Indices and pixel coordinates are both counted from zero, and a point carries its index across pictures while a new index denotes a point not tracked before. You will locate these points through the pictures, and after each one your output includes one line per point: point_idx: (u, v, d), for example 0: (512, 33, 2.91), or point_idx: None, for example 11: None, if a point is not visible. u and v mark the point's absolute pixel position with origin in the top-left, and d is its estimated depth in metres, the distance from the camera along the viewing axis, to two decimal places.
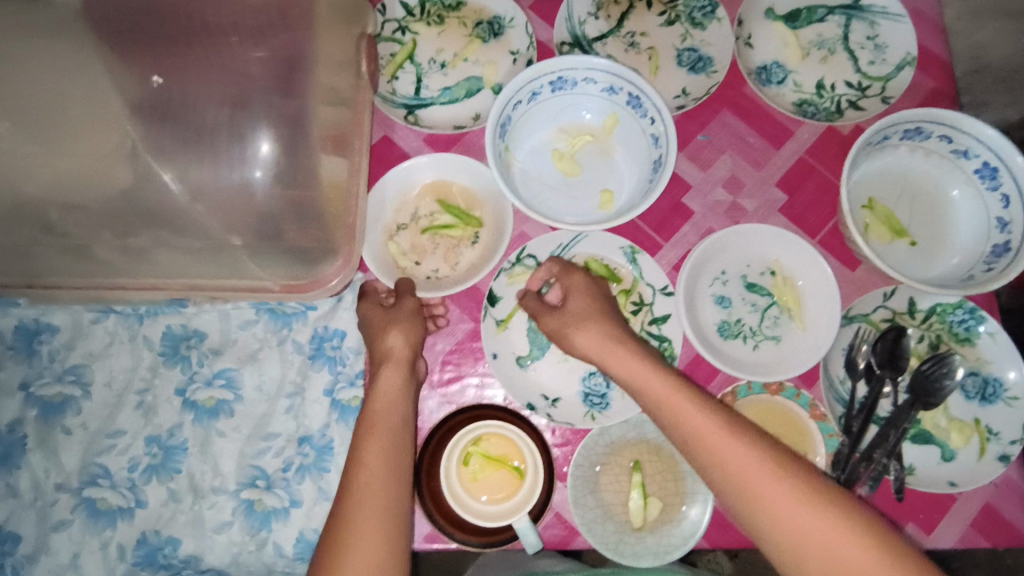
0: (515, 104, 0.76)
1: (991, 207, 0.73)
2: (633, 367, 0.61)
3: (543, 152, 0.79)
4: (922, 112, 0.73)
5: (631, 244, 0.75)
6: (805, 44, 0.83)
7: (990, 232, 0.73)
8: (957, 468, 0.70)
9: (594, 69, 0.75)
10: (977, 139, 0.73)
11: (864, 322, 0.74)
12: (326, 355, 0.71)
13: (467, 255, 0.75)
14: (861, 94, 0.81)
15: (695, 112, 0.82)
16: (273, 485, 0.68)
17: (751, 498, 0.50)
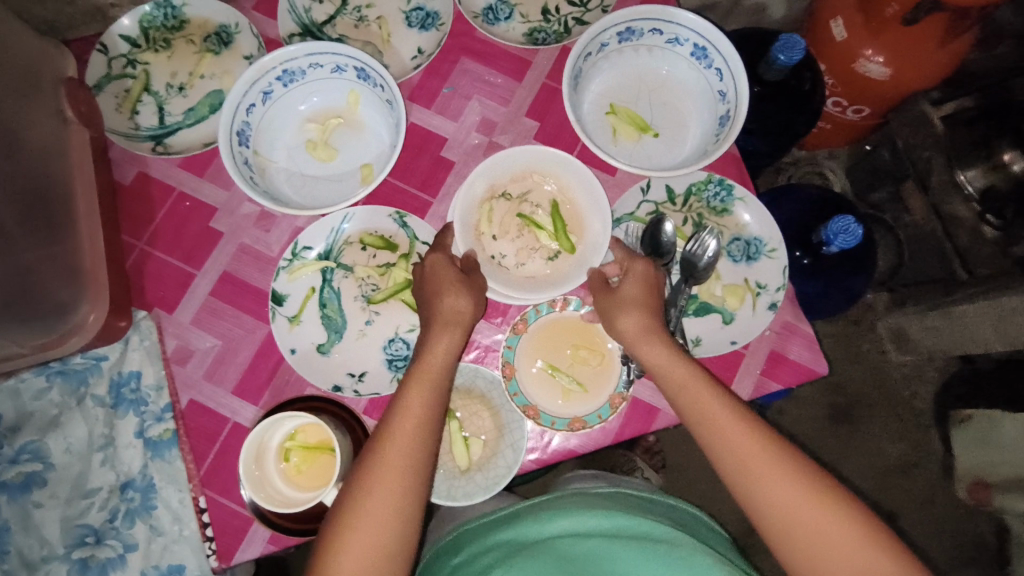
0: (248, 109, 0.76)
1: (712, 82, 0.78)
2: (665, 359, 0.67)
3: (298, 146, 0.80)
4: (626, 13, 0.76)
5: (397, 210, 0.77)
6: None
7: (716, 106, 0.78)
8: (737, 326, 0.77)
9: (313, 53, 0.76)
10: (682, 25, 0.77)
11: (631, 220, 0.79)
12: (127, 399, 0.75)
13: (535, 262, 0.78)
14: (584, 10, 0.84)
15: (435, 67, 0.83)
16: (104, 537, 0.73)
17: (688, 405, 0.65)
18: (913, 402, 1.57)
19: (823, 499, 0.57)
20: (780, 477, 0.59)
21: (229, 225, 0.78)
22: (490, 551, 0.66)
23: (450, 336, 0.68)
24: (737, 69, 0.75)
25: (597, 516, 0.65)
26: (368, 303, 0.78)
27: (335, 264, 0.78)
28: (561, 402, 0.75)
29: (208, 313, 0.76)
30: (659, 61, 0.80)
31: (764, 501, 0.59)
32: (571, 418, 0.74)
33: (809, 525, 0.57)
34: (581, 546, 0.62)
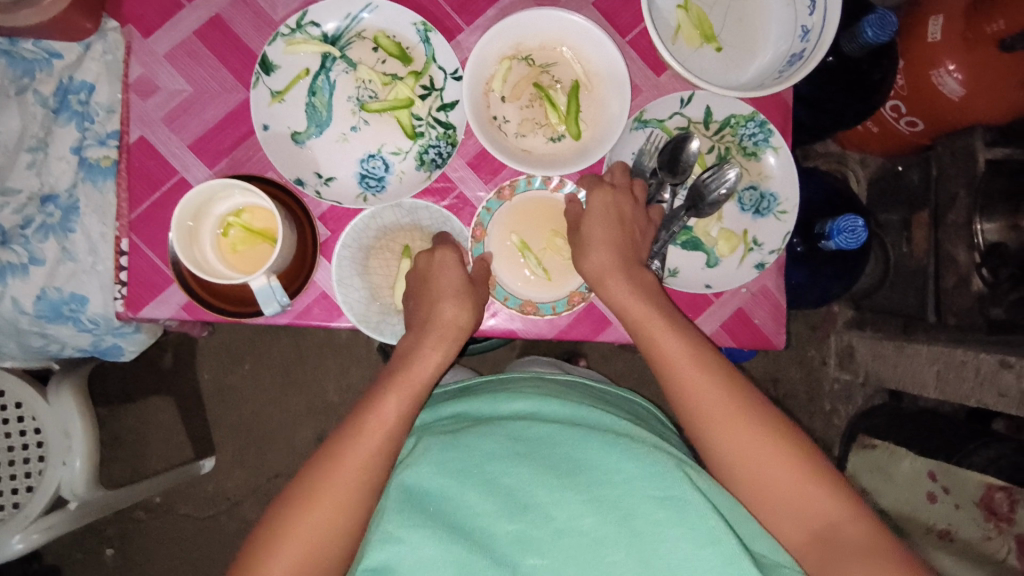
0: None
1: (799, 14, 0.70)
2: (625, 293, 0.67)
3: None
4: None
5: (423, 21, 0.69)
6: None
7: (792, 40, 0.71)
8: (717, 272, 0.74)
9: None
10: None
11: (658, 127, 0.73)
12: (73, 109, 0.68)
13: (536, 139, 0.72)
14: None
15: None
16: (12, 240, 0.67)
17: (660, 361, 0.65)
18: (830, 417, 1.64)
19: (785, 449, 0.59)
20: (738, 428, 0.60)
21: None
22: (449, 422, 0.67)
23: (466, 305, 0.68)
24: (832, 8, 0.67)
25: (552, 405, 0.65)
26: (360, 108, 0.71)
27: (339, 54, 0.71)
28: (522, 283, 0.72)
29: (186, 53, 0.68)
30: None
31: (721, 447, 0.61)
32: (525, 300, 0.72)
33: (763, 464, 0.59)
34: (534, 427, 0.61)
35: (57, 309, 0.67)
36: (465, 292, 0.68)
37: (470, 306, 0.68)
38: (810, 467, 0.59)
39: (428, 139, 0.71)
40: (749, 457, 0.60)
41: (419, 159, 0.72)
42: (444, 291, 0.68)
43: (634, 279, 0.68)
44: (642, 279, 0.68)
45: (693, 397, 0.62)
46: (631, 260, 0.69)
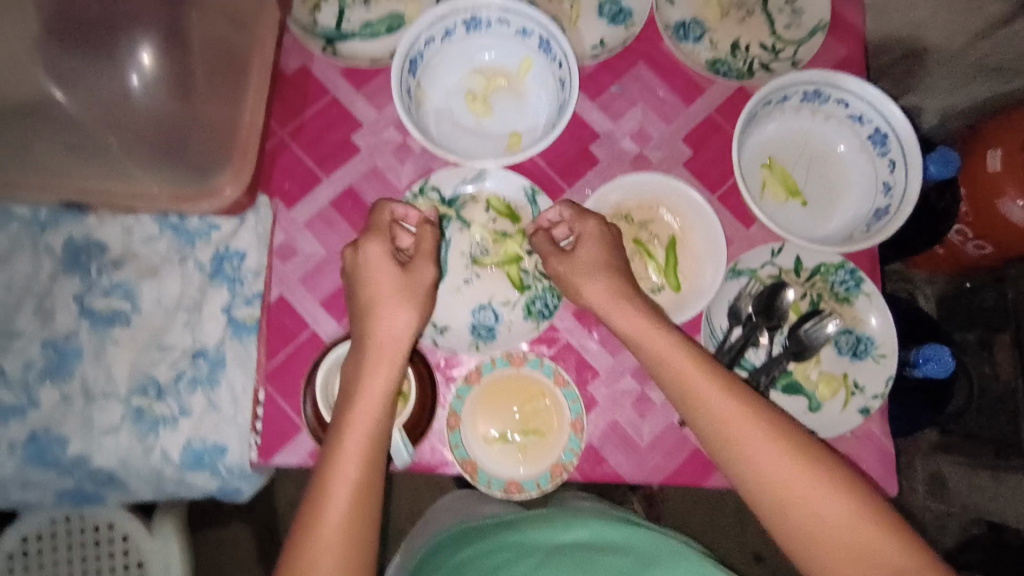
0: (427, 41, 0.78)
1: (879, 171, 0.77)
2: (650, 328, 0.64)
3: (456, 93, 0.81)
4: (822, 74, 0.76)
5: (532, 185, 0.77)
6: (725, 4, 0.85)
7: (875, 195, 0.76)
8: (820, 417, 0.75)
9: (507, 11, 0.78)
10: (872, 105, 0.76)
11: (752, 277, 0.77)
12: (226, 274, 0.74)
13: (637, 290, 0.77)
14: (773, 58, 0.84)
15: (612, 64, 0.83)
16: (164, 394, 0.71)
17: (684, 393, 0.61)
18: None
19: (833, 488, 0.54)
20: (775, 461, 0.55)
21: (369, 145, 0.80)
22: (498, 552, 0.65)
23: (401, 311, 0.64)
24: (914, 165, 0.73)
25: (621, 532, 0.64)
26: (473, 263, 0.77)
27: (455, 215, 0.78)
28: (497, 463, 0.71)
29: (323, 220, 0.77)
30: (833, 133, 0.79)
31: (769, 489, 0.55)
32: (507, 480, 0.70)
33: (815, 504, 0.53)
34: (600, 557, 0.60)
35: (200, 459, 0.70)
36: (402, 286, 0.65)
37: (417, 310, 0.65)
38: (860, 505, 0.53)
39: (535, 290, 0.76)
40: (794, 493, 0.54)
41: (527, 309, 0.76)
42: (384, 293, 0.65)
43: (642, 307, 0.66)
44: (651, 308, 0.67)
45: (810, 519, 0.53)
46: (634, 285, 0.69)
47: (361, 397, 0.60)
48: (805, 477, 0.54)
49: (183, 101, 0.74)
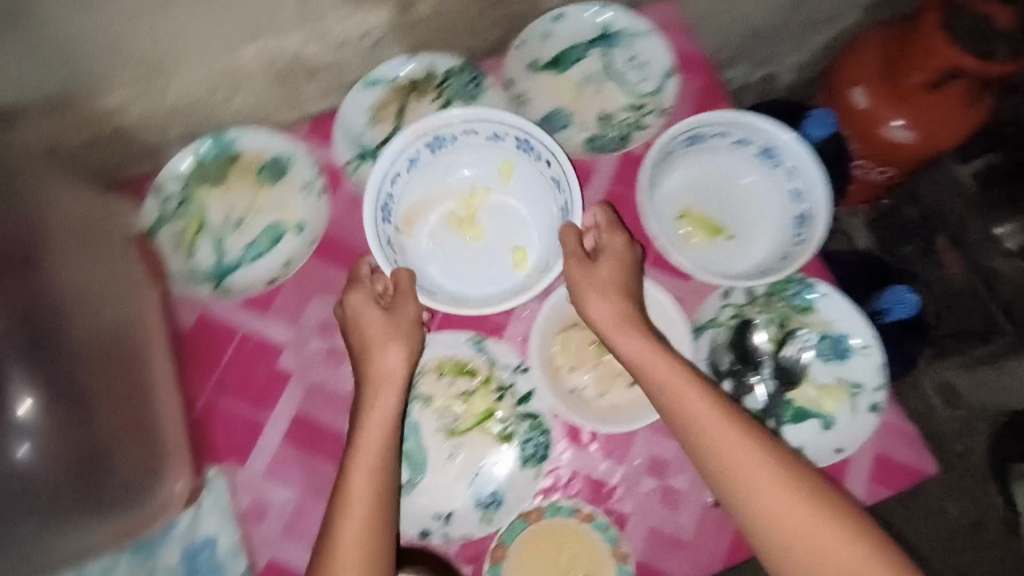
0: (392, 179, 0.76)
1: (781, 181, 0.79)
2: (639, 342, 0.68)
3: (444, 219, 0.81)
4: (695, 119, 0.76)
5: (476, 334, 0.75)
6: (575, 84, 0.87)
7: (788, 205, 0.78)
8: (839, 432, 0.73)
9: (469, 121, 0.77)
10: (749, 127, 0.77)
11: (715, 326, 0.76)
12: (204, 568, 0.70)
13: (617, 391, 0.74)
14: (640, 115, 0.85)
15: (498, 182, 0.83)
16: None
17: (670, 397, 0.65)
18: (968, 456, 1.52)
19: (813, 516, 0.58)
20: (775, 490, 0.59)
21: (297, 363, 0.76)
22: None
23: (396, 389, 0.68)
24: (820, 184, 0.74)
25: None
26: (451, 435, 0.73)
27: (412, 396, 0.74)
28: None
29: (281, 462, 0.73)
30: (726, 162, 0.81)
31: (749, 507, 0.60)
32: None
33: (798, 526, 0.58)
34: None
35: None
36: (389, 323, 0.70)
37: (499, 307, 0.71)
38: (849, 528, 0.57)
39: (521, 435, 0.73)
40: (785, 506, 0.59)
41: (521, 457, 0.72)
42: (377, 330, 0.70)
43: (618, 301, 0.70)
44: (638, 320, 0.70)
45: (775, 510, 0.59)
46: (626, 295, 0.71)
47: (370, 420, 0.66)
48: (801, 504, 0.59)
49: (75, 436, 0.70)
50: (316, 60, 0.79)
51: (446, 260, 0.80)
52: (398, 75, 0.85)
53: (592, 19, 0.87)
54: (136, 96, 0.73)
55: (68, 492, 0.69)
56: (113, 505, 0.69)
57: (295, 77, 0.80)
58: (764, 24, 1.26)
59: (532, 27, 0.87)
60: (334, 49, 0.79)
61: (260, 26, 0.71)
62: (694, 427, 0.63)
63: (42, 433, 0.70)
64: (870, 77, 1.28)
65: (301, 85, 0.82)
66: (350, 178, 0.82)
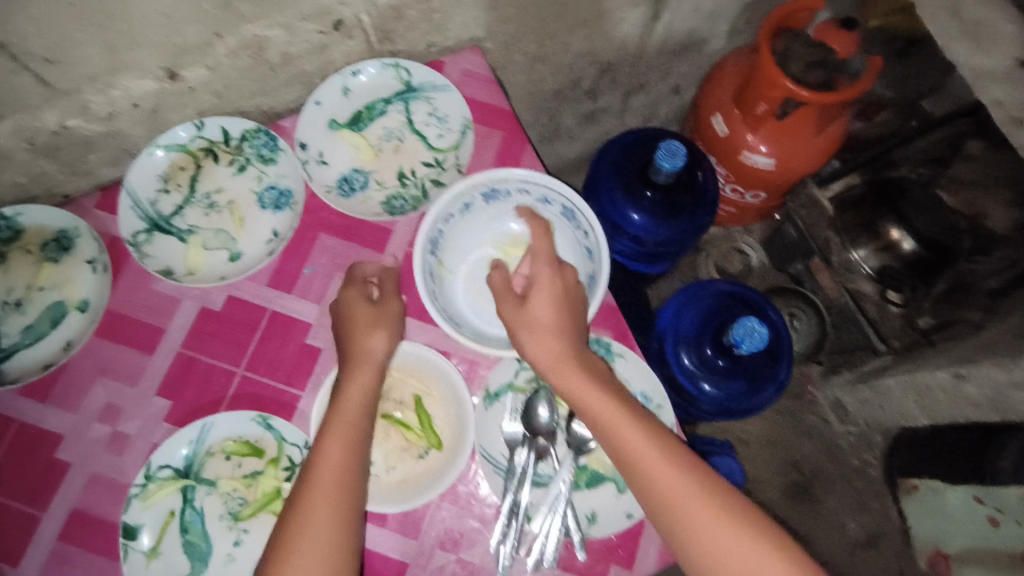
0: (447, 218, 0.75)
1: (579, 239, 0.75)
2: (578, 380, 0.68)
3: (478, 263, 0.79)
4: (487, 176, 0.74)
5: (259, 413, 0.73)
6: (375, 141, 0.85)
7: (585, 264, 0.75)
8: (633, 495, 0.71)
9: (527, 180, 0.76)
10: (546, 186, 0.75)
11: (511, 390, 0.75)
12: None
13: (407, 463, 0.72)
14: (439, 171, 0.84)
15: (294, 248, 0.81)
16: None
17: (603, 424, 0.66)
18: (865, 470, 1.52)
19: (737, 517, 0.61)
20: (702, 501, 0.62)
21: (77, 454, 0.73)
22: None
23: (367, 369, 0.69)
24: (597, 228, 0.73)
25: None
26: (235, 521, 0.70)
27: (197, 480, 0.71)
28: None
29: (55, 560, 0.69)
30: (532, 221, 0.78)
31: (673, 520, 0.62)
32: None
33: (711, 533, 0.61)
34: None
35: None
36: (377, 314, 0.73)
37: (392, 330, 0.72)
38: (737, 514, 0.62)
39: None
40: (704, 520, 0.61)
41: None
42: (365, 317, 0.72)
43: (537, 337, 0.69)
44: (582, 352, 0.70)
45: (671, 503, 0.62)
46: (574, 303, 0.70)
47: (343, 401, 0.68)
48: (702, 502, 0.62)
49: None
50: (89, 133, 0.76)
51: (239, 332, 0.78)
52: (189, 139, 0.82)
53: (392, 73, 0.84)
54: None
55: None
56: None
57: (71, 150, 0.77)
58: (616, 57, 1.24)
59: (329, 83, 0.83)
60: (106, 120, 0.76)
61: (6, 107, 0.68)
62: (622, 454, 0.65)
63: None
64: (727, 104, 1.29)
65: (82, 156, 0.79)
66: (134, 251, 0.78)
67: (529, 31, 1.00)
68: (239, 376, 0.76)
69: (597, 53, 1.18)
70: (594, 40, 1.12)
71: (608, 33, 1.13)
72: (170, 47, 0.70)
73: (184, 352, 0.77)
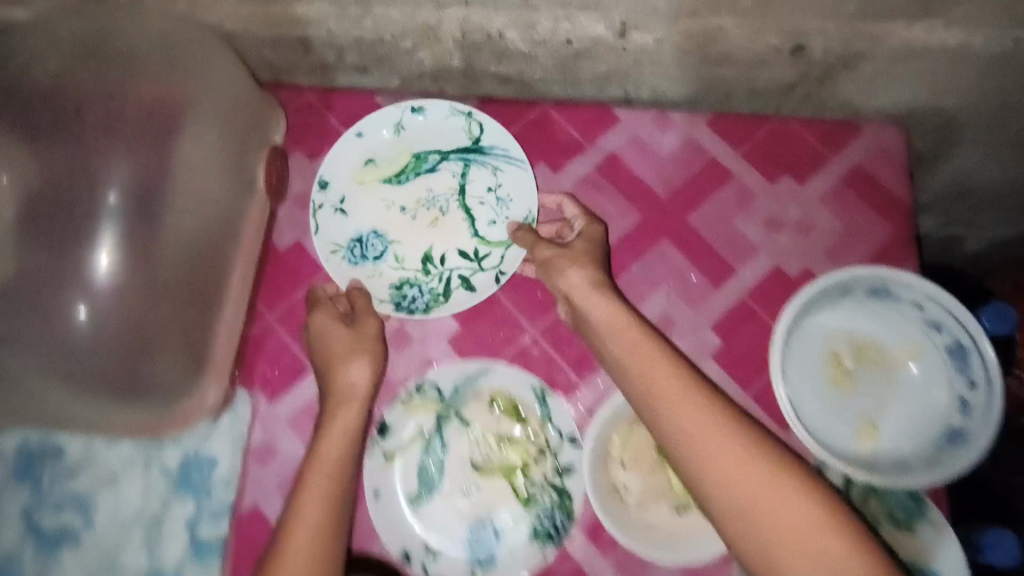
0: (820, 295, 0.67)
1: (955, 385, 0.65)
2: (640, 344, 0.59)
3: (820, 350, 0.70)
4: (890, 276, 0.65)
5: (542, 385, 0.70)
6: (413, 203, 0.76)
7: (951, 414, 0.64)
8: None
9: (930, 297, 0.64)
10: (950, 316, 0.64)
11: None
12: (193, 484, 0.65)
13: (660, 509, 0.67)
14: (474, 269, 0.74)
15: (632, 239, 0.76)
16: None
17: (655, 404, 0.56)
18: None
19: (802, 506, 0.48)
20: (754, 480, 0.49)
21: None
22: None
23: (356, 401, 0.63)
24: (998, 390, 0.61)
25: None
26: (474, 472, 0.68)
27: (454, 414, 0.70)
28: None
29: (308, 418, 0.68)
30: (901, 336, 0.68)
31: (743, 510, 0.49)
32: None
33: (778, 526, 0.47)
34: None
35: None
36: (353, 340, 0.66)
37: (361, 369, 0.65)
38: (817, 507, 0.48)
39: (543, 506, 0.67)
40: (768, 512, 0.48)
41: (533, 530, 0.66)
42: (339, 345, 0.66)
43: (615, 296, 0.63)
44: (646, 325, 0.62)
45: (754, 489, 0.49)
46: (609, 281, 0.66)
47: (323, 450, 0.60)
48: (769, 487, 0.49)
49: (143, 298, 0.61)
50: (513, 48, 0.75)
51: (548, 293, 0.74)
52: (444, 124, 0.77)
53: (462, 122, 0.77)
54: (334, 15, 0.72)
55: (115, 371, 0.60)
56: (123, 397, 0.62)
57: (485, 56, 0.77)
58: None
59: (383, 114, 0.77)
60: (535, 44, 0.74)
61: None
62: (678, 433, 0.53)
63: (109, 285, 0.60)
64: None
65: (487, 64, 0.78)
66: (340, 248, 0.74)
67: None
68: (530, 336, 0.72)
69: None
70: None
71: None
72: (646, 6, 0.68)
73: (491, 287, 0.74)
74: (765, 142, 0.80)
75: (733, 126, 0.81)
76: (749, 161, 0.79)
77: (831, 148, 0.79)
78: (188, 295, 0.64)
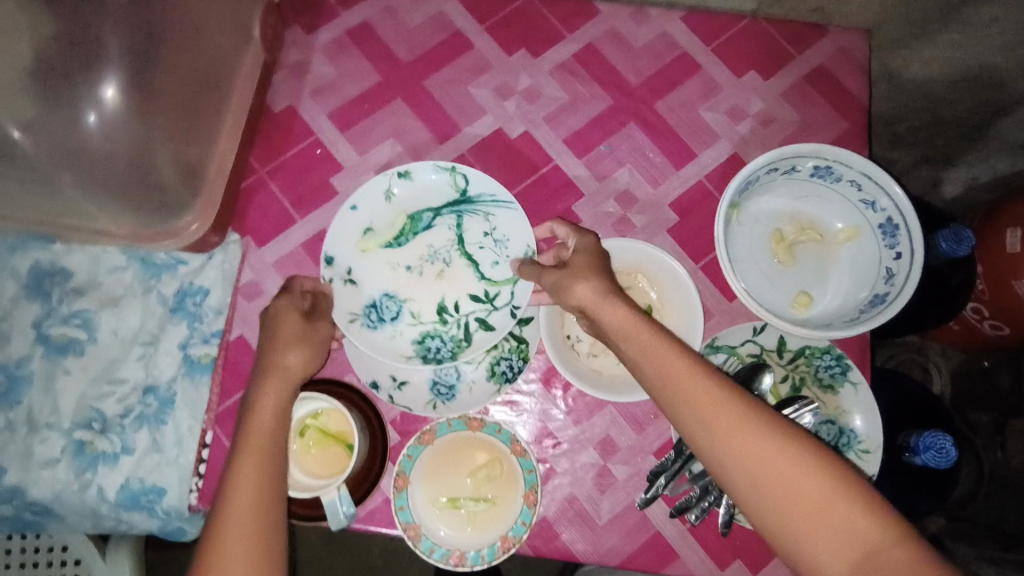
0: (769, 170, 0.72)
1: (883, 256, 0.71)
2: (622, 317, 0.60)
3: (766, 226, 0.75)
4: (834, 154, 0.70)
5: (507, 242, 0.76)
6: (416, 260, 0.78)
7: (876, 283, 0.70)
8: None
9: (868, 175, 0.70)
10: (883, 193, 0.70)
11: (730, 354, 0.73)
12: (186, 310, 0.73)
13: (608, 359, 0.74)
14: (486, 309, 0.76)
15: (602, 121, 0.82)
16: (109, 429, 0.70)
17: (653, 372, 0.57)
18: None
19: (809, 465, 0.50)
20: (761, 443, 0.51)
21: (348, 187, 0.78)
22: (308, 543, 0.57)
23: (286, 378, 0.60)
24: (919, 258, 0.67)
25: None
26: None
27: None
28: (448, 533, 0.68)
29: (292, 261, 0.75)
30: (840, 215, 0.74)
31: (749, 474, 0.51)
32: (453, 550, 0.67)
33: (790, 481, 0.50)
34: None
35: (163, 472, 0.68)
36: (298, 333, 0.64)
37: (312, 348, 0.63)
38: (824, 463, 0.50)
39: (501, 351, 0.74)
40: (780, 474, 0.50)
41: (490, 370, 0.73)
42: (282, 333, 0.63)
43: (627, 300, 0.61)
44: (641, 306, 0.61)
45: (773, 476, 0.50)
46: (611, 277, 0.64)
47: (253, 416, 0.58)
48: (777, 451, 0.51)
49: (147, 116, 0.69)
50: None
51: (520, 165, 0.80)
52: (435, 182, 0.77)
53: (447, 178, 0.77)
54: None
55: (116, 177, 0.69)
56: (124, 203, 0.70)
57: None
58: (951, 116, 1.04)
59: (371, 188, 0.75)
60: None
61: None
62: (680, 397, 0.55)
63: (114, 111, 0.68)
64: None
65: None
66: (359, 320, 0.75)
67: (907, 44, 0.93)
68: None
69: (941, 109, 1.04)
70: (952, 92, 1.00)
71: (969, 92, 0.99)
72: None
73: (467, 156, 0.80)
74: (735, 38, 0.84)
75: (705, 24, 0.85)
76: (719, 56, 0.84)
77: (797, 47, 0.84)
78: (187, 121, 0.71)
